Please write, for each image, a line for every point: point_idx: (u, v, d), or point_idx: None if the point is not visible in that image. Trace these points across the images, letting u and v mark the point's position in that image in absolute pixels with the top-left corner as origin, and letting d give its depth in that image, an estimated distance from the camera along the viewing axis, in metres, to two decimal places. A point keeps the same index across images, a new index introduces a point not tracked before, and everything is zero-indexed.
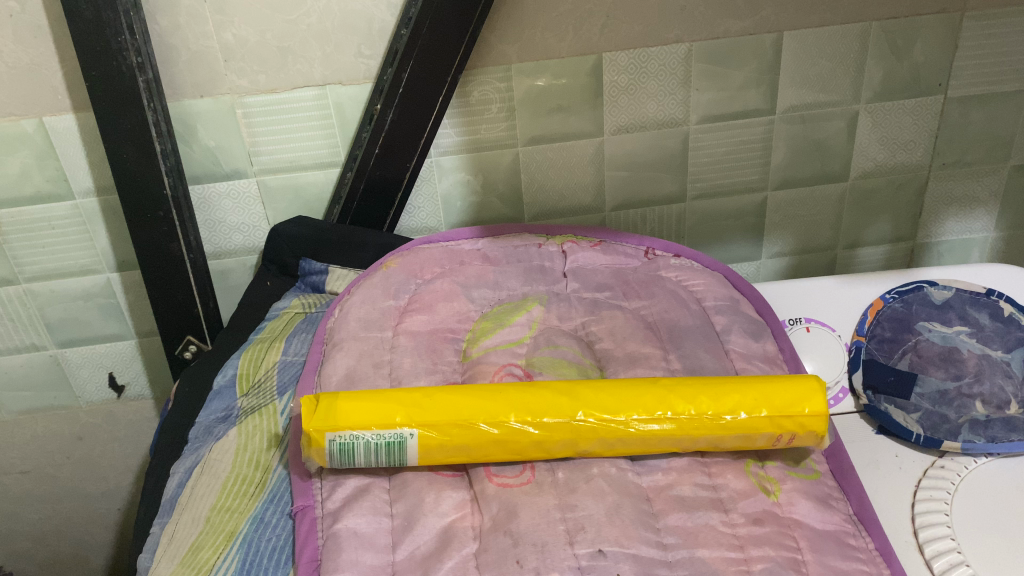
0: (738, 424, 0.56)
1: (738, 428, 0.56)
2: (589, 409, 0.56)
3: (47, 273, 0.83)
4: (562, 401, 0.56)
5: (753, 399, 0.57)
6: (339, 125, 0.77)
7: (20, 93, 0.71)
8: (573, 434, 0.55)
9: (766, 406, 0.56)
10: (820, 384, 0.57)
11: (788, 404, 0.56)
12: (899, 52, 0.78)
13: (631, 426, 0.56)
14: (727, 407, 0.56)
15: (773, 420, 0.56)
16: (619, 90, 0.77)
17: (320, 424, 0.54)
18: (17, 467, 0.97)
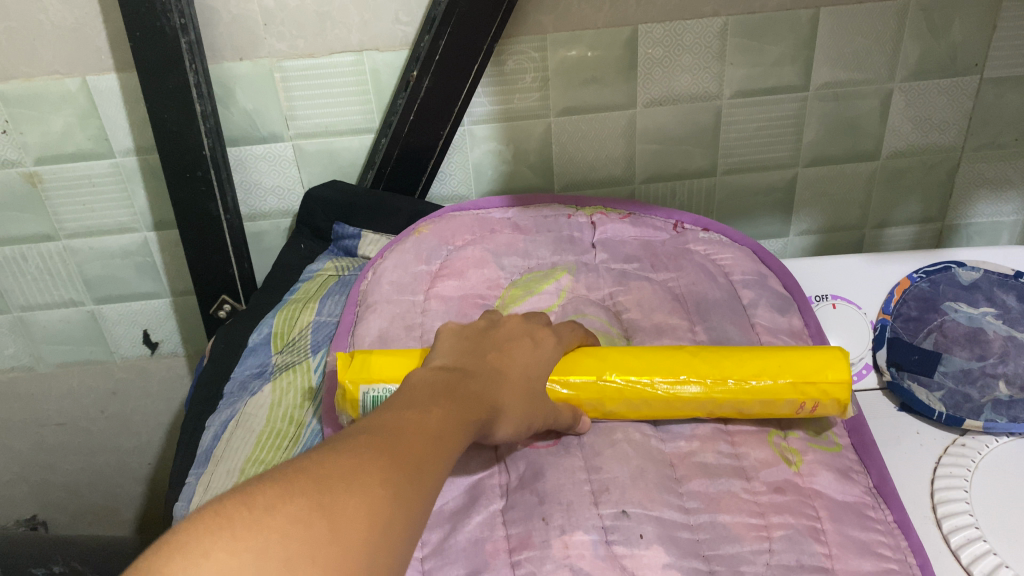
0: (761, 389, 0.57)
1: (760, 394, 0.57)
2: (617, 369, 0.57)
3: (86, 231, 0.85)
4: (590, 362, 0.58)
5: (776, 366, 0.57)
6: (375, 91, 0.78)
7: (65, 52, 0.73)
8: (600, 394, 0.57)
9: (789, 372, 0.57)
10: (842, 354, 0.58)
11: (812, 371, 0.57)
12: (937, 31, 0.77)
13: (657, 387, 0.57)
14: (750, 373, 0.57)
15: (796, 386, 0.57)
16: (653, 62, 0.78)
17: (354, 377, 0.55)
18: (53, 418, 1.00)
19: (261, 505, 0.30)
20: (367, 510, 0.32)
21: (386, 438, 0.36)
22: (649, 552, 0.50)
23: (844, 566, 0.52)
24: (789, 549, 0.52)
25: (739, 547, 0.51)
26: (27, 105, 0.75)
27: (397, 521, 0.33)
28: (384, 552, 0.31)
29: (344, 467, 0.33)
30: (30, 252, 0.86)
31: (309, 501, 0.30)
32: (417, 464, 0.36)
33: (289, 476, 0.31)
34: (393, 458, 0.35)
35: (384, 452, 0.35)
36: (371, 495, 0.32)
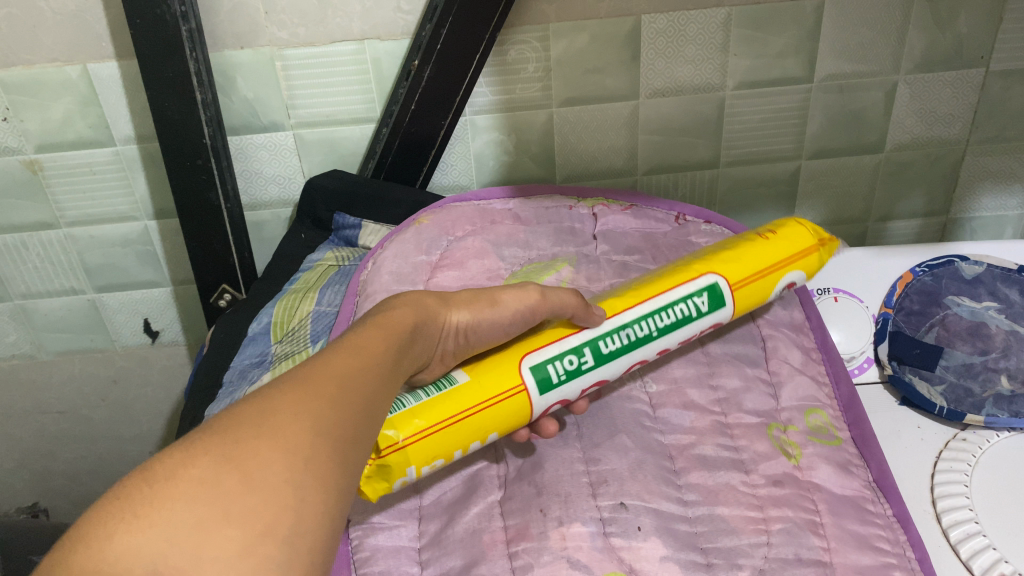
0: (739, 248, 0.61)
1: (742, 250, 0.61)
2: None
3: (87, 219, 0.85)
4: None
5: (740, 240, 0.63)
6: (376, 80, 0.78)
7: (66, 39, 0.72)
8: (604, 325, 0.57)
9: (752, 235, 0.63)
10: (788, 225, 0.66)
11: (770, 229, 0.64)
12: (942, 23, 0.76)
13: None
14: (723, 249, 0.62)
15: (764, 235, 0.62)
16: (656, 53, 0.77)
17: None
18: (54, 406, 1.00)
19: (164, 475, 0.30)
20: (280, 450, 0.31)
21: (299, 374, 0.35)
22: (646, 544, 0.50)
23: (842, 560, 0.52)
24: (788, 542, 0.51)
25: (738, 540, 0.51)
26: (27, 92, 0.75)
27: (318, 455, 0.32)
28: (311, 488, 0.31)
29: (249, 415, 0.32)
30: (31, 240, 0.86)
31: (214, 457, 0.30)
32: (337, 394, 0.35)
33: (196, 437, 0.32)
34: (307, 390, 0.34)
35: (297, 386, 0.34)
36: (285, 434, 0.32)
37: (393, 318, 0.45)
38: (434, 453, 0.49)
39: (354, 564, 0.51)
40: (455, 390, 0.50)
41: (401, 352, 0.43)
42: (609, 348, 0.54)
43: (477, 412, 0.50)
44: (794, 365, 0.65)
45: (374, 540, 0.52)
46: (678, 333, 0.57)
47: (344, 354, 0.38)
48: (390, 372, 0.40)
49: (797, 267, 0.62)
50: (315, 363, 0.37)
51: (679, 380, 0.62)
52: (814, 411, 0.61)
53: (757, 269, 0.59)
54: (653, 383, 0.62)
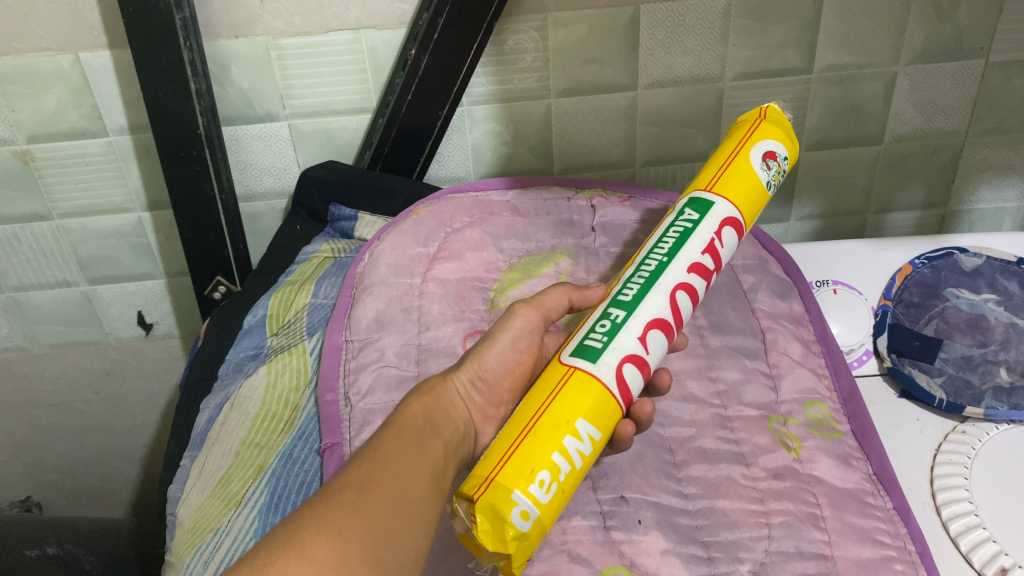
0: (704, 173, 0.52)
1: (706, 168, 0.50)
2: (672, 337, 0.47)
3: (80, 210, 0.84)
4: None
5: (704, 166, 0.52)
6: (372, 70, 0.77)
7: (58, 28, 0.71)
8: None
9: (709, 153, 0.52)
10: None
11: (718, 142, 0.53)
12: (943, 14, 0.76)
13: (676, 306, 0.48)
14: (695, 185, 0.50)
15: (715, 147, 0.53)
16: (655, 43, 0.76)
17: None
18: (47, 400, 0.99)
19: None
20: (307, 565, 0.34)
21: (319, 494, 0.38)
22: (647, 538, 0.50)
23: (843, 553, 0.51)
24: (789, 536, 0.51)
25: (738, 533, 0.51)
26: (19, 82, 0.74)
27: (347, 562, 0.35)
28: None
29: (277, 541, 0.35)
30: (23, 232, 0.85)
31: None
32: (357, 502, 0.37)
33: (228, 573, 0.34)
34: (328, 507, 0.37)
35: (317, 505, 0.37)
36: (311, 550, 0.34)
37: (403, 414, 0.45)
38: (523, 466, 0.39)
39: None
40: (516, 416, 0.42)
41: (424, 442, 0.43)
42: (631, 293, 0.44)
43: (542, 414, 0.41)
44: (794, 358, 0.64)
45: None
46: (691, 245, 0.46)
47: (361, 462, 0.40)
48: (415, 463, 0.42)
49: (761, 134, 0.50)
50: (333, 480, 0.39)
51: (678, 372, 0.62)
52: (814, 404, 0.61)
53: (719, 165, 0.49)
54: None
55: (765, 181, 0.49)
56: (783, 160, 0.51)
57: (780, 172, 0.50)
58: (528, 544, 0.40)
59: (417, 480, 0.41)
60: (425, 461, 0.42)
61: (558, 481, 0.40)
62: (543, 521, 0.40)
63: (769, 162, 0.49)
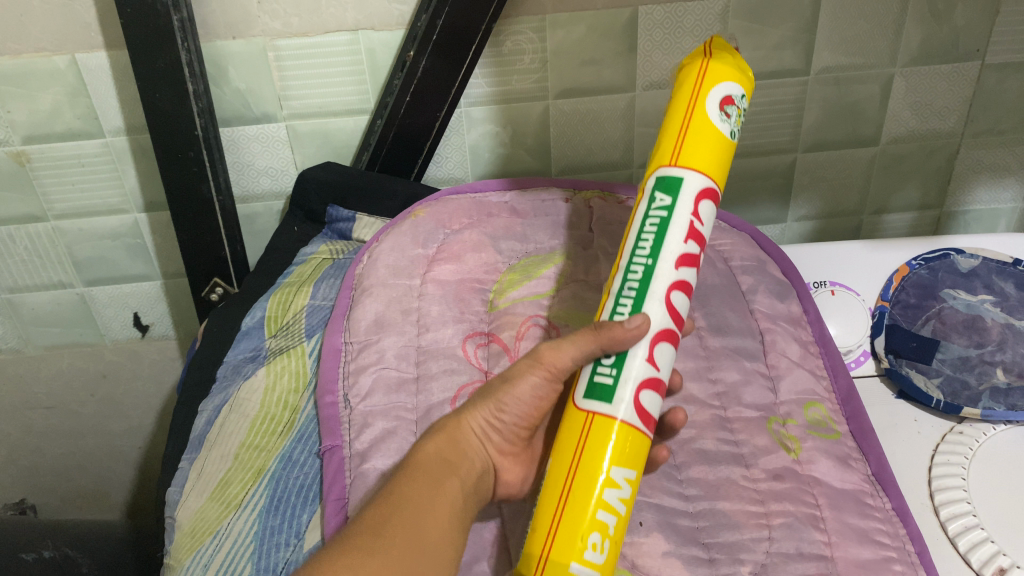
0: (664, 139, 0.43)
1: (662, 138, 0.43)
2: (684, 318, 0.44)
3: (76, 212, 0.83)
4: None
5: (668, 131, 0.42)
6: (370, 71, 0.77)
7: (54, 29, 0.71)
8: None
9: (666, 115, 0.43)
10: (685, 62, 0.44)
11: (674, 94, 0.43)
12: (939, 16, 0.76)
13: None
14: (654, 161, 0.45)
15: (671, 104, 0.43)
16: (653, 44, 0.76)
17: None
18: (42, 402, 0.99)
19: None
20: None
21: (340, 539, 0.40)
22: (648, 540, 0.50)
23: (843, 554, 0.52)
24: (789, 537, 0.51)
25: (739, 535, 0.51)
26: (14, 82, 0.74)
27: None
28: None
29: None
30: (19, 233, 0.84)
31: None
32: (376, 547, 0.39)
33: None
34: (347, 551, 0.39)
35: (337, 549, 0.39)
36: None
37: (416, 456, 0.46)
38: (572, 533, 0.39)
39: None
40: (548, 479, 0.41)
41: (441, 487, 0.44)
42: (626, 312, 0.41)
43: (574, 476, 0.40)
44: (793, 359, 0.64)
45: None
46: (673, 237, 0.41)
47: (380, 504, 0.42)
48: (435, 506, 0.43)
49: (714, 78, 0.41)
50: (352, 525, 0.41)
51: (678, 373, 0.62)
52: (813, 405, 0.61)
53: (676, 131, 0.41)
54: None
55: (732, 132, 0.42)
56: (743, 99, 0.42)
57: (740, 115, 0.42)
58: None
59: (434, 527, 0.42)
60: (442, 507, 0.43)
61: (601, 530, 0.39)
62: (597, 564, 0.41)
63: (728, 109, 0.42)
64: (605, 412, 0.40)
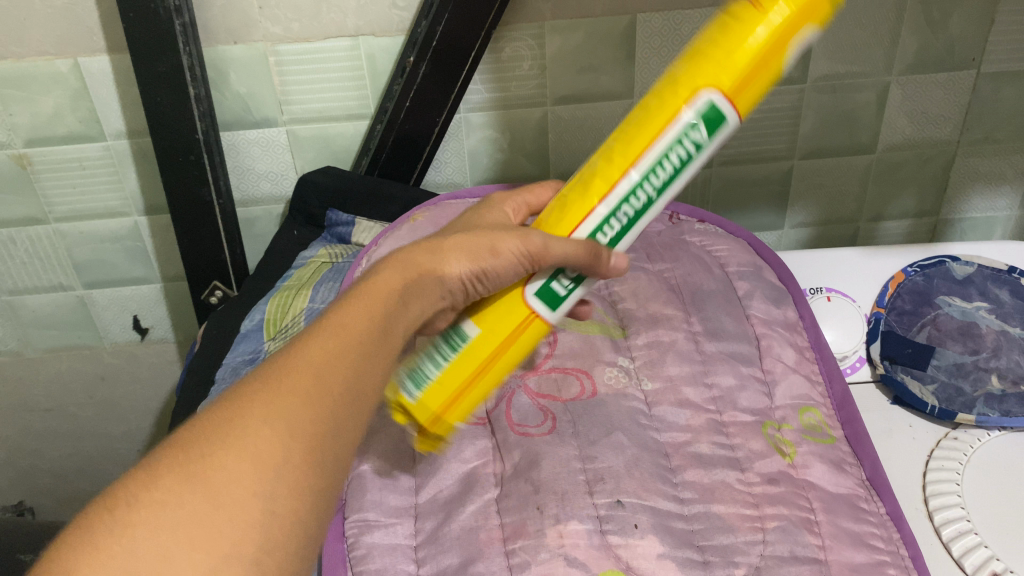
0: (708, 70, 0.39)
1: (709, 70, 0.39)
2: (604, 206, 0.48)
3: (76, 214, 0.84)
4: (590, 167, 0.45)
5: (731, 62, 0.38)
6: (370, 77, 0.77)
7: (56, 33, 0.72)
8: None
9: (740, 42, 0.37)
10: None
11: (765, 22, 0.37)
12: (934, 25, 0.77)
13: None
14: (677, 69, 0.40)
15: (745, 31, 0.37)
16: (650, 51, 0.77)
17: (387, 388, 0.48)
18: (41, 404, 0.99)
19: (126, 501, 0.30)
20: (246, 461, 0.32)
21: (274, 368, 0.36)
22: (643, 542, 0.50)
23: (837, 558, 0.52)
24: (783, 540, 0.52)
25: (734, 538, 0.52)
26: (16, 86, 0.74)
27: (290, 459, 0.33)
28: (281, 499, 0.32)
29: (219, 424, 0.33)
30: (19, 236, 0.85)
31: (175, 475, 0.31)
32: (314, 388, 0.35)
33: (160, 454, 0.32)
34: (281, 386, 0.35)
35: (272, 381, 0.35)
36: (254, 442, 0.32)
37: (382, 278, 0.42)
38: (468, 406, 0.47)
39: (350, 562, 0.51)
40: (467, 347, 0.45)
41: (395, 323, 0.41)
42: (609, 239, 0.43)
43: (493, 364, 0.46)
44: (788, 364, 0.65)
45: (370, 538, 0.52)
46: (681, 176, 0.41)
47: (324, 338, 0.37)
48: (384, 346, 0.40)
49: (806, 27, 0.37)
50: (290, 354, 0.36)
51: (674, 377, 0.62)
52: (808, 410, 0.62)
53: (743, 74, 0.37)
54: (648, 381, 0.62)
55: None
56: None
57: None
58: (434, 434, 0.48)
59: (380, 367, 0.39)
60: (394, 339, 0.41)
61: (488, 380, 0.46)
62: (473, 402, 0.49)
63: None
64: (530, 305, 0.45)
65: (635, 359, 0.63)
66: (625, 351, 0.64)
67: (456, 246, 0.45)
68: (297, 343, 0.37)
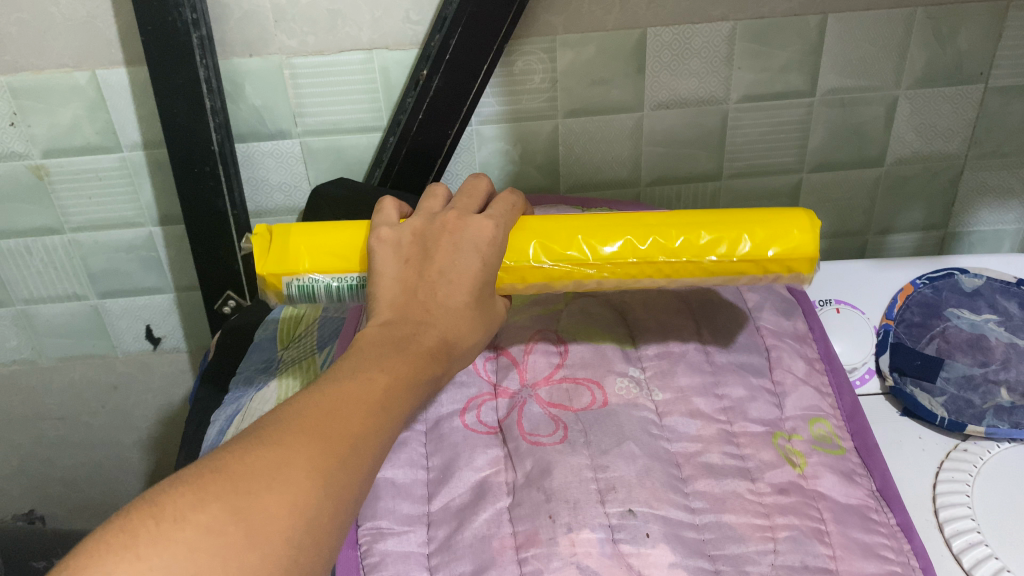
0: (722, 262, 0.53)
1: (723, 267, 0.53)
2: (576, 251, 0.53)
3: (91, 224, 0.85)
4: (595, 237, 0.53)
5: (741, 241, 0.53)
6: (384, 89, 0.78)
7: (76, 45, 0.73)
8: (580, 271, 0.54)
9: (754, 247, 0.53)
10: (808, 217, 0.53)
11: (776, 241, 0.52)
12: (943, 39, 0.77)
13: (613, 272, 0.54)
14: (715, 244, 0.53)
15: (760, 261, 0.53)
16: (661, 65, 0.78)
17: (274, 268, 0.54)
18: (53, 412, 1.00)
19: (170, 515, 0.31)
20: (287, 508, 0.33)
21: (315, 425, 0.36)
22: (655, 551, 0.50)
23: (847, 568, 0.52)
24: (794, 550, 0.52)
25: (745, 547, 0.52)
26: (35, 97, 0.75)
27: (320, 516, 0.34)
28: (306, 550, 0.33)
29: (264, 466, 0.34)
30: (35, 245, 0.85)
31: (223, 506, 0.32)
32: (350, 458, 0.37)
33: (201, 475, 0.33)
34: (323, 448, 0.36)
35: (315, 438, 0.36)
36: (295, 492, 0.34)
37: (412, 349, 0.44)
38: None
39: (363, 569, 0.51)
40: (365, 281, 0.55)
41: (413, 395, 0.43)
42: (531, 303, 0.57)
43: None
44: (798, 376, 0.65)
45: (383, 545, 0.52)
46: None
47: (360, 404, 0.39)
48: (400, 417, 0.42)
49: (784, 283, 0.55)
50: (330, 415, 0.37)
51: (685, 388, 0.62)
52: (817, 421, 0.62)
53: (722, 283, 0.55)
54: (659, 391, 0.62)
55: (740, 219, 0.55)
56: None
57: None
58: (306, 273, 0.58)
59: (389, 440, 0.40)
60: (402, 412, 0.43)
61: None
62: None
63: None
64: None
65: (646, 370, 0.64)
66: (636, 361, 0.64)
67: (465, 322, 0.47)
68: (332, 402, 0.38)
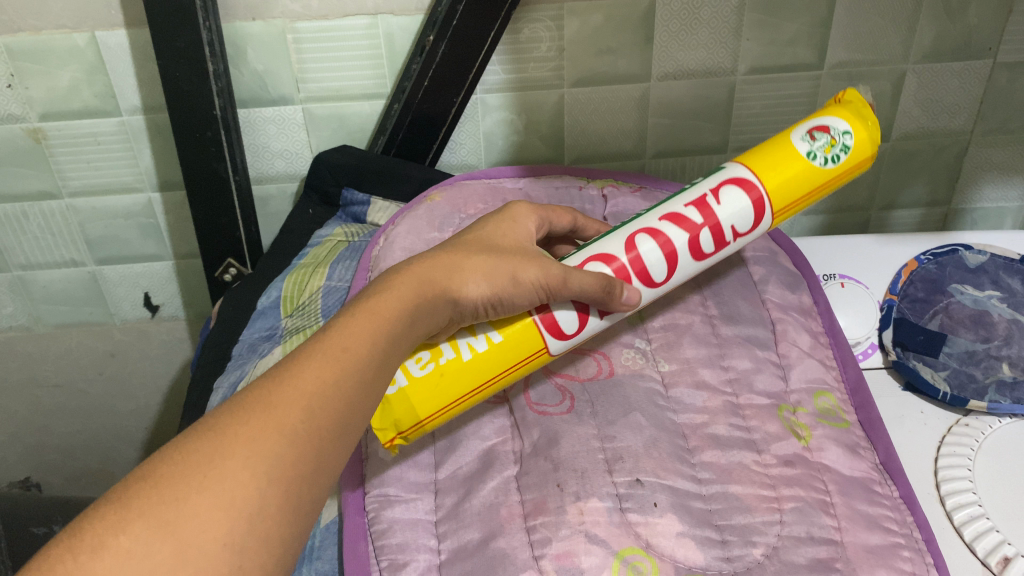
0: None
1: None
2: None
3: (89, 189, 0.84)
4: None
5: None
6: (388, 56, 0.77)
7: (74, 6, 0.71)
8: None
9: None
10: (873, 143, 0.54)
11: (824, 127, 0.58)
12: (953, 14, 0.77)
13: None
14: None
15: None
16: (669, 34, 0.77)
17: None
18: (50, 380, 0.99)
19: (89, 546, 0.30)
20: (221, 509, 0.32)
21: (257, 402, 0.36)
22: (662, 520, 0.50)
23: (852, 539, 0.52)
24: (800, 521, 0.52)
25: (751, 518, 0.52)
26: (33, 59, 0.74)
27: (265, 507, 0.33)
28: (249, 554, 0.32)
29: (192, 470, 0.33)
30: (32, 210, 0.84)
31: (145, 523, 0.30)
32: (298, 429, 0.36)
33: (125, 490, 0.32)
34: (267, 423, 0.35)
35: (252, 422, 0.35)
36: (230, 489, 0.32)
37: (379, 310, 0.42)
38: (438, 384, 0.51)
39: (372, 536, 0.52)
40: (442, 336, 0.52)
41: (392, 345, 0.42)
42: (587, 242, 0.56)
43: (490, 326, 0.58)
44: (803, 349, 0.65)
45: (391, 512, 0.53)
46: (675, 202, 0.54)
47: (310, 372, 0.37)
48: (369, 380, 0.40)
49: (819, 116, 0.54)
50: (278, 382, 0.37)
51: (691, 359, 0.62)
52: (822, 394, 0.62)
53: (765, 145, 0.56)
54: (665, 362, 0.62)
55: (814, 162, 0.53)
56: (845, 136, 0.53)
57: (838, 146, 0.53)
58: (396, 412, 0.50)
59: (353, 403, 0.39)
60: (387, 358, 0.42)
61: (441, 373, 0.51)
62: (412, 394, 0.50)
63: (816, 134, 0.53)
64: (544, 341, 0.53)
65: (651, 341, 0.64)
66: (642, 333, 0.64)
67: (475, 267, 0.48)
68: (279, 372, 0.38)
